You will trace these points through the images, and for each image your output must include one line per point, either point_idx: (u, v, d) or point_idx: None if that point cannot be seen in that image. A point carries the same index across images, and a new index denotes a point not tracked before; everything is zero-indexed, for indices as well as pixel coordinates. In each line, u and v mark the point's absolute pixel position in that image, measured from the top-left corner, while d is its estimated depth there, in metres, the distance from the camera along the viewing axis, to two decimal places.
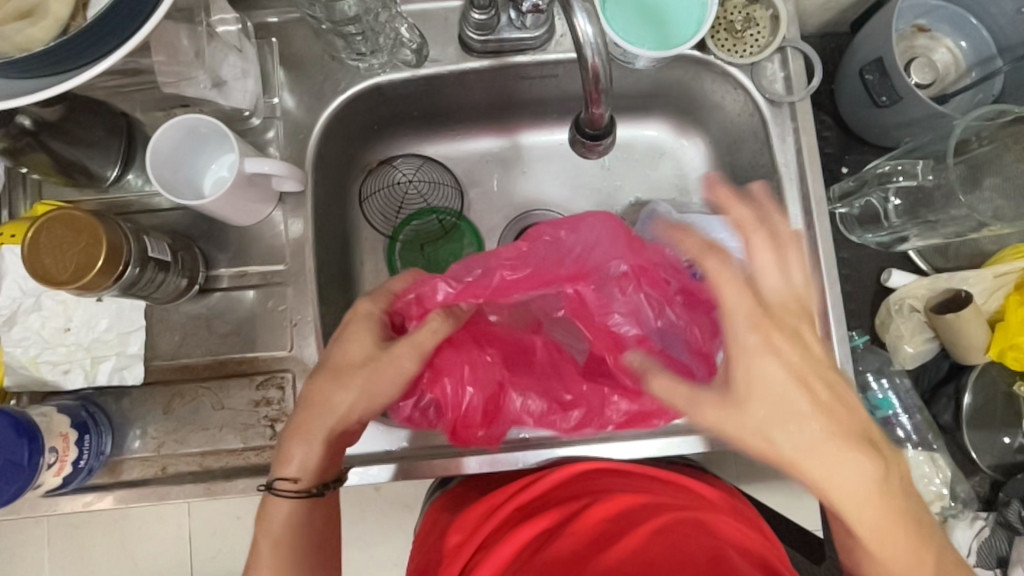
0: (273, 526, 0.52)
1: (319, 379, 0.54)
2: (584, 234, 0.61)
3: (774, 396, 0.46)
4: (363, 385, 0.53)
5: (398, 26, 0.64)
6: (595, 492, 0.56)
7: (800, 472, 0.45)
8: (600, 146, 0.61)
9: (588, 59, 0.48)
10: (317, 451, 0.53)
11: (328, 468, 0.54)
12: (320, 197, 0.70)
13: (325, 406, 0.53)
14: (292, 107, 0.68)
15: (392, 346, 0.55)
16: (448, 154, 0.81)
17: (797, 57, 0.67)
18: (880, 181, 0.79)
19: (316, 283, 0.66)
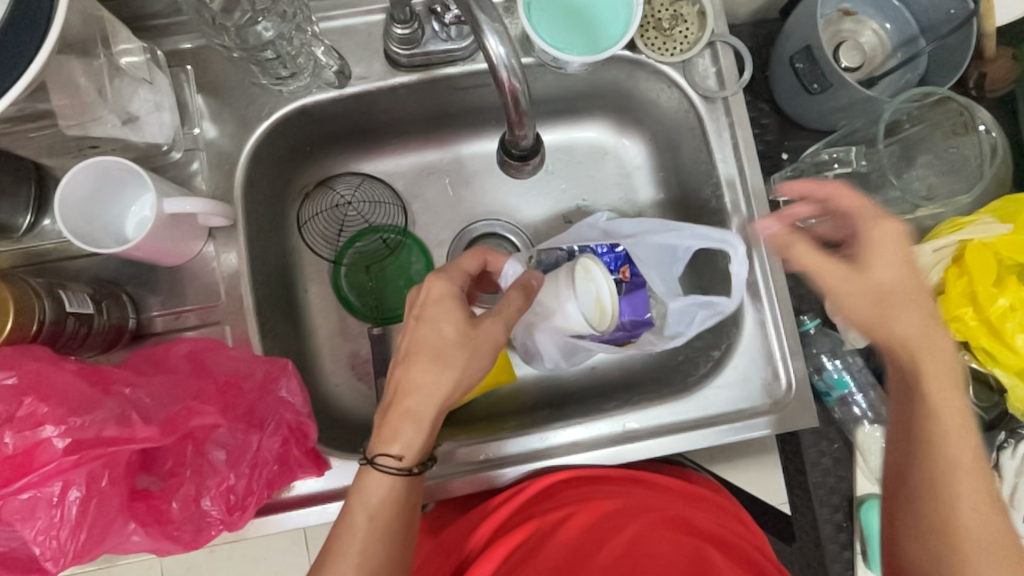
0: (371, 501, 0.52)
1: (412, 360, 0.54)
2: (223, 359, 0.55)
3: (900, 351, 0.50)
4: (460, 366, 0.54)
5: (315, 49, 0.62)
6: (573, 498, 0.59)
7: (931, 435, 0.47)
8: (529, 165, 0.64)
9: (505, 80, 0.47)
10: (426, 434, 0.53)
11: (426, 447, 0.54)
12: (256, 229, 0.67)
13: (427, 388, 0.53)
14: (215, 137, 0.65)
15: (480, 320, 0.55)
16: (387, 170, 0.79)
17: (727, 52, 0.67)
18: (818, 168, 0.79)
19: (256, 318, 0.63)
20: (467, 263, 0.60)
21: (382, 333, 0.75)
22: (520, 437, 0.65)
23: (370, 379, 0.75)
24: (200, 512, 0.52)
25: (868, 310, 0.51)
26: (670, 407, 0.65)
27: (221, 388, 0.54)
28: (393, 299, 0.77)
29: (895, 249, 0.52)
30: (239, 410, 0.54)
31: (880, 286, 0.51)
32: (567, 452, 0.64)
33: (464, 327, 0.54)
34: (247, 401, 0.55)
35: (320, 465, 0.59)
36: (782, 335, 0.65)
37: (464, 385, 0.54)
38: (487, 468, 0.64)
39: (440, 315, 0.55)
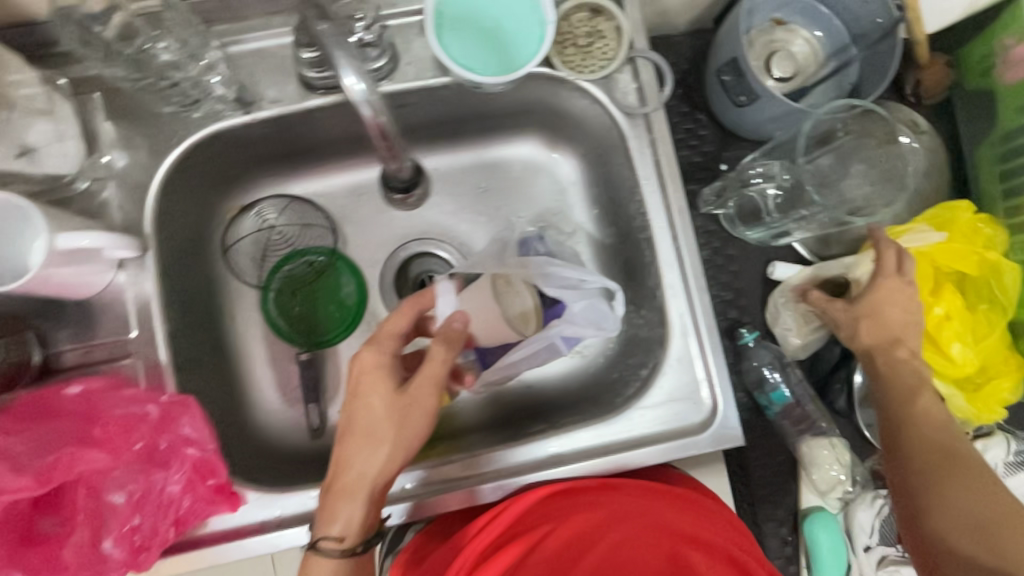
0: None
1: (349, 437, 0.54)
2: (117, 398, 0.54)
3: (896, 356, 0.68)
4: (394, 439, 0.54)
5: (210, 79, 0.62)
6: (549, 517, 0.56)
7: (922, 424, 0.62)
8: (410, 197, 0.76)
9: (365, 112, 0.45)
10: (370, 509, 0.54)
11: (370, 524, 0.55)
12: (170, 259, 0.65)
13: (362, 465, 0.54)
14: (125, 165, 0.63)
15: (410, 386, 0.55)
16: (316, 192, 0.78)
17: (647, 67, 0.66)
18: (742, 182, 0.81)
19: (169, 350, 0.62)
20: (394, 325, 0.57)
21: (311, 359, 0.73)
22: (446, 464, 0.64)
23: (300, 405, 0.74)
24: (97, 554, 0.52)
25: (882, 329, 0.68)
26: (594, 430, 0.64)
27: (112, 427, 0.53)
28: (323, 323, 0.76)
29: (900, 297, 0.68)
30: (135, 449, 0.54)
31: (878, 310, 0.68)
32: (496, 477, 0.64)
33: (394, 398, 0.55)
34: (144, 439, 0.54)
35: (236, 501, 0.56)
36: (707, 355, 0.64)
37: (402, 458, 0.55)
38: (414, 497, 0.63)
39: (370, 388, 0.55)
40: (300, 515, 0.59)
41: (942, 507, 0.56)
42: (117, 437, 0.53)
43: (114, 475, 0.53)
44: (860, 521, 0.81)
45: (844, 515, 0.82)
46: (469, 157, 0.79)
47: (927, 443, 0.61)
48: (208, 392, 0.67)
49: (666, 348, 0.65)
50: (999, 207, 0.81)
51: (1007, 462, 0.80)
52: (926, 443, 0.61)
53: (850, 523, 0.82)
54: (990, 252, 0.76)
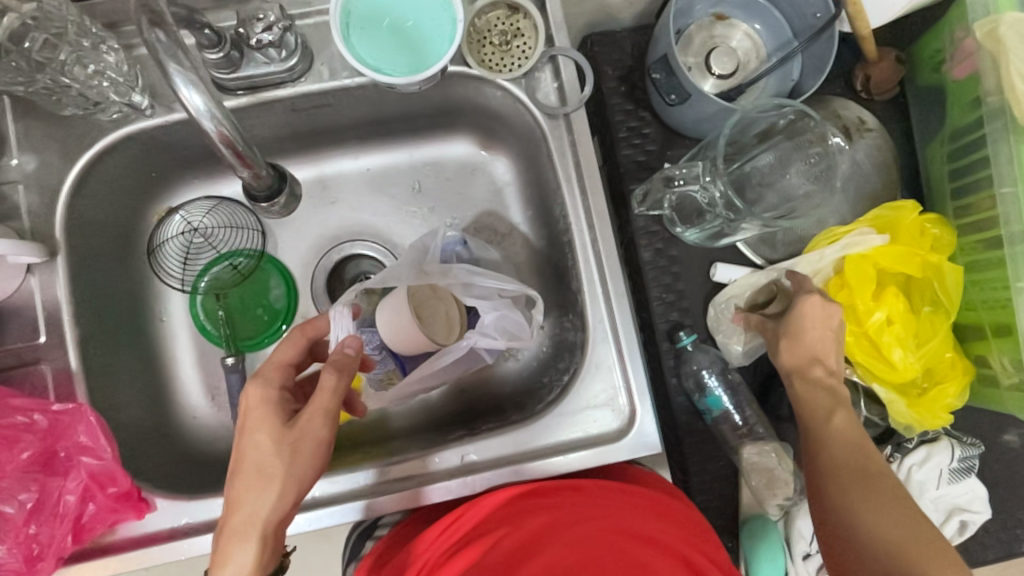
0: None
1: (239, 477, 0.53)
2: (10, 405, 0.53)
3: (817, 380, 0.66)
4: (286, 474, 0.52)
5: (101, 83, 0.60)
6: (507, 523, 0.54)
7: (835, 442, 0.60)
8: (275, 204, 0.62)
9: (211, 128, 0.47)
10: (266, 547, 0.52)
11: (266, 561, 0.53)
12: (82, 264, 0.64)
13: (254, 502, 0.52)
14: (33, 169, 0.62)
15: (297, 419, 0.53)
16: (245, 193, 0.76)
17: (568, 65, 0.64)
18: (668, 182, 0.79)
19: (78, 356, 0.61)
20: (284, 355, 0.58)
21: (237, 363, 0.73)
22: (392, 464, 0.64)
23: (228, 409, 0.73)
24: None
25: (807, 352, 0.67)
26: (510, 438, 0.63)
27: (7, 435, 0.53)
28: (249, 326, 0.75)
29: (820, 315, 0.67)
30: (34, 457, 0.54)
31: (798, 333, 0.67)
32: (439, 480, 0.63)
33: (281, 433, 0.53)
34: (40, 447, 0.54)
35: (142, 508, 0.56)
36: (626, 361, 0.62)
37: (300, 490, 0.53)
38: (363, 496, 0.63)
39: (258, 423, 0.54)
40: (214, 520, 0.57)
41: (848, 520, 0.53)
42: (13, 445, 0.54)
43: (10, 484, 0.53)
44: (800, 529, 0.79)
45: (783, 521, 0.80)
46: (402, 158, 0.78)
47: (839, 460, 0.58)
48: (125, 396, 0.67)
49: (586, 355, 0.63)
50: (949, 207, 0.79)
51: (952, 468, 0.78)
52: (832, 462, 0.59)
53: (789, 531, 0.80)
54: (933, 255, 0.74)
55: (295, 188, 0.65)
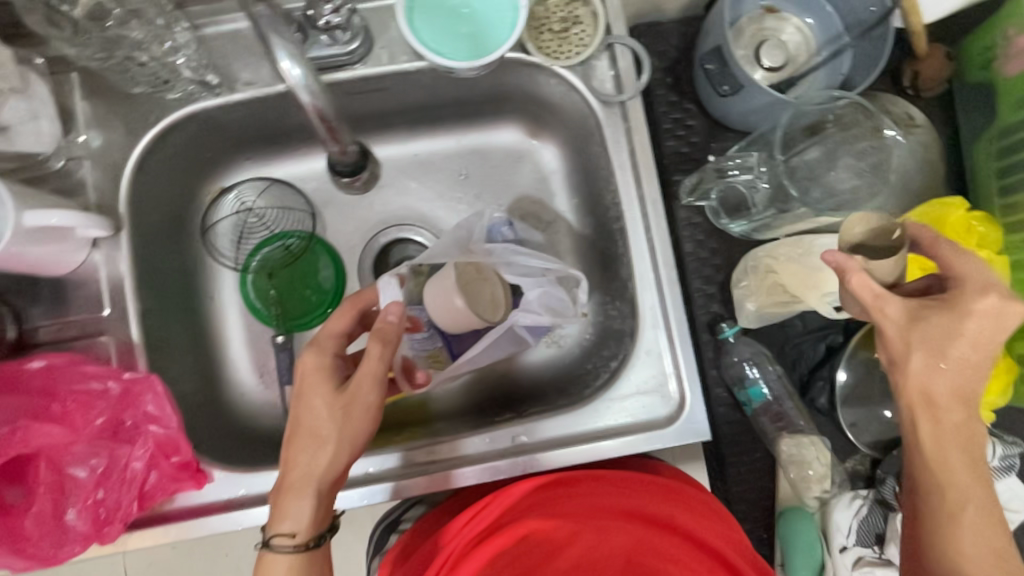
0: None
1: (294, 440, 0.55)
2: (80, 374, 0.55)
3: (960, 401, 0.49)
4: (336, 438, 0.54)
5: (174, 60, 0.61)
6: (533, 511, 0.56)
7: (955, 490, 0.50)
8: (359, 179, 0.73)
9: (304, 97, 0.48)
10: (320, 505, 0.54)
11: (322, 518, 0.55)
12: (144, 239, 0.66)
13: (311, 462, 0.54)
14: (100, 145, 0.64)
15: (347, 385, 0.55)
16: (297, 175, 0.78)
17: (625, 54, 0.65)
18: (720, 172, 0.79)
19: (141, 329, 0.63)
20: (336, 326, 0.59)
21: (287, 342, 0.74)
22: (415, 448, 0.65)
23: (277, 387, 0.74)
24: (60, 525, 0.53)
25: (918, 370, 0.49)
26: (561, 421, 0.64)
27: (75, 403, 0.55)
28: (298, 306, 0.76)
29: (989, 325, 0.48)
30: (101, 425, 0.55)
31: (922, 332, 0.49)
32: (468, 464, 0.64)
33: (333, 397, 0.55)
34: (108, 416, 0.55)
35: (201, 479, 0.56)
36: (676, 347, 0.63)
37: (354, 451, 0.56)
38: (394, 478, 0.64)
39: (313, 388, 0.56)
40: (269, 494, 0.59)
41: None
42: (81, 413, 0.55)
43: (80, 450, 0.55)
44: (837, 521, 0.79)
45: (820, 514, 0.80)
46: (450, 144, 0.79)
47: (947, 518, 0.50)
48: (182, 371, 0.68)
49: (636, 341, 0.64)
50: (995, 205, 0.79)
51: (992, 466, 0.78)
52: (946, 496, 0.50)
53: (825, 523, 0.80)
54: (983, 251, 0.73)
55: (372, 172, 0.75)
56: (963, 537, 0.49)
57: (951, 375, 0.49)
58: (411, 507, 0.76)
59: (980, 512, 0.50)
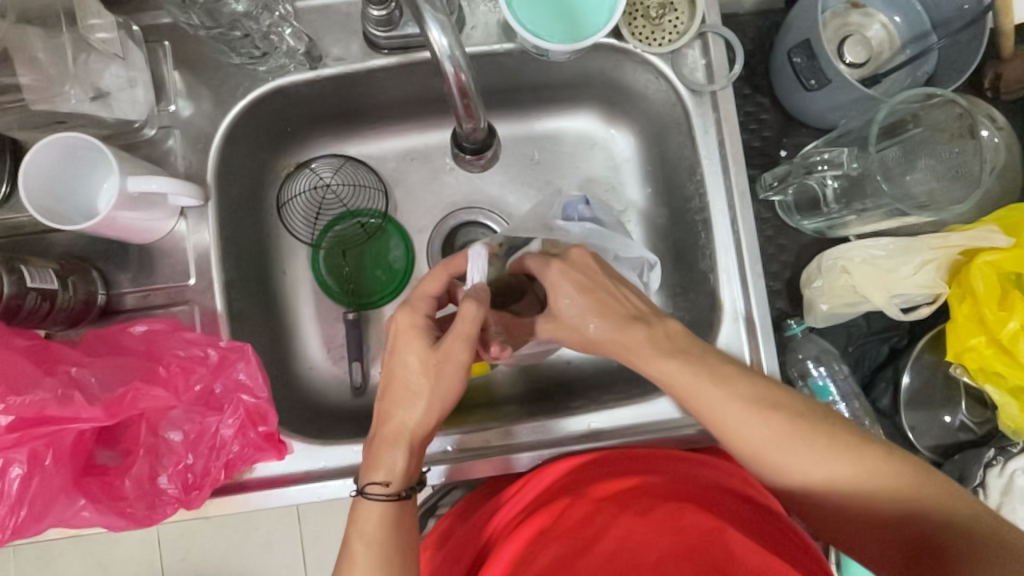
0: (367, 529, 0.53)
1: (390, 394, 0.56)
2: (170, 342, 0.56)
3: (692, 390, 0.53)
4: (431, 392, 0.56)
5: (282, 30, 0.62)
6: (567, 493, 0.56)
7: (729, 429, 0.51)
8: (484, 158, 0.65)
9: (449, 71, 0.47)
10: (411, 457, 0.55)
11: (413, 471, 0.55)
12: (228, 209, 0.66)
13: (403, 417, 0.55)
14: (190, 115, 0.64)
15: (441, 342, 0.56)
16: (371, 153, 0.78)
17: (718, 42, 0.64)
18: (808, 169, 0.77)
19: (225, 298, 0.63)
20: (431, 288, 0.59)
21: (357, 319, 0.74)
22: (472, 432, 0.65)
23: (345, 363, 0.75)
24: (150, 490, 0.54)
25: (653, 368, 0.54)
26: (635, 408, 0.65)
27: (168, 371, 0.55)
28: (369, 284, 0.77)
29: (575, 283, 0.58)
30: (191, 393, 0.56)
31: (658, 354, 0.54)
32: (526, 450, 0.64)
33: (427, 354, 0.56)
34: (199, 385, 0.56)
35: (283, 450, 0.58)
36: (756, 341, 0.62)
37: (445, 409, 0.56)
38: (451, 461, 0.64)
39: (407, 346, 0.57)
40: (344, 469, 0.59)
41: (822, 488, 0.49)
42: (171, 381, 0.55)
43: (171, 417, 0.55)
44: None
45: None
46: (522, 128, 0.79)
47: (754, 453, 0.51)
48: (257, 342, 0.69)
49: (715, 332, 0.64)
50: None
51: None
52: (769, 463, 0.50)
53: None
54: None
55: (496, 151, 0.67)
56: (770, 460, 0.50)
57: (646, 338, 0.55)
58: (446, 494, 0.79)
59: (863, 446, 0.48)
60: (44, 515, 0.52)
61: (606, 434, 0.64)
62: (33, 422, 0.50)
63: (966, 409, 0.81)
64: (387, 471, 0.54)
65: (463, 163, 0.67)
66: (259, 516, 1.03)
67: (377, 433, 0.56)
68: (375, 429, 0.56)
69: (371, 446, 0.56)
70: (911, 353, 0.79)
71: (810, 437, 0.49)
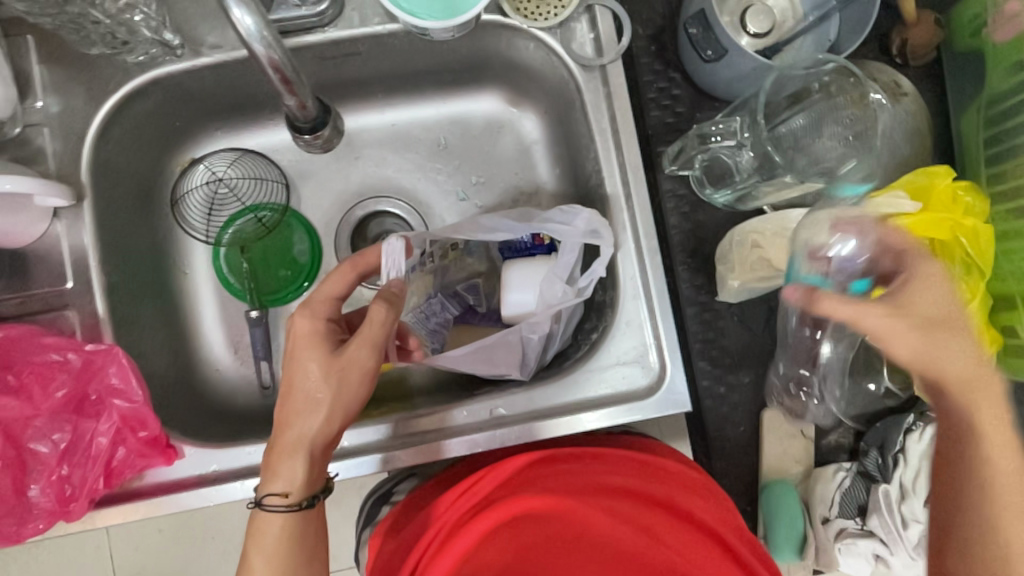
0: (266, 541, 0.53)
1: (288, 404, 0.54)
2: (35, 351, 0.53)
3: (977, 384, 0.59)
4: (332, 400, 0.54)
5: (132, 17, 0.58)
6: (523, 492, 0.57)
7: (984, 422, 0.58)
8: (324, 136, 0.59)
9: (259, 52, 0.45)
10: (314, 466, 0.54)
11: (315, 481, 0.54)
12: (109, 211, 0.64)
13: (301, 427, 0.53)
14: (58, 112, 0.61)
15: (346, 349, 0.54)
16: (270, 146, 0.75)
17: (605, 15, 0.63)
18: (704, 141, 0.76)
19: (107, 303, 0.61)
20: (333, 289, 0.57)
21: (261, 317, 0.72)
22: (398, 419, 0.64)
23: (254, 363, 0.73)
24: (21, 500, 0.52)
25: (962, 372, 0.59)
26: (543, 392, 0.63)
27: (33, 378, 0.53)
28: (274, 280, 0.75)
29: (961, 346, 0.60)
30: (61, 398, 0.54)
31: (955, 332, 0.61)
32: (456, 435, 0.63)
33: (329, 362, 0.54)
34: (70, 392, 0.54)
35: (170, 455, 0.55)
36: (656, 318, 0.62)
37: (350, 414, 0.55)
38: (384, 449, 0.63)
39: (307, 352, 0.54)
40: (242, 470, 0.57)
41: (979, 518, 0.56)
42: (37, 388, 0.53)
43: (40, 427, 0.53)
44: (820, 494, 0.82)
45: (804, 488, 0.82)
46: (426, 114, 0.77)
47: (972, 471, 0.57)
48: (153, 344, 0.66)
49: (617, 311, 0.63)
50: (982, 174, 0.78)
51: None
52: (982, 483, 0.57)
53: (809, 496, 0.82)
54: (967, 219, 0.72)
55: (341, 129, 0.61)
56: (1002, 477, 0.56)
57: (964, 355, 0.60)
58: (404, 481, 0.74)
59: None
60: None
61: (520, 418, 0.63)
62: None
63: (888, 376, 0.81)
64: (289, 482, 0.52)
65: (303, 144, 0.61)
66: (201, 527, 1.01)
67: (280, 438, 0.53)
68: (275, 431, 0.54)
69: (274, 451, 0.53)
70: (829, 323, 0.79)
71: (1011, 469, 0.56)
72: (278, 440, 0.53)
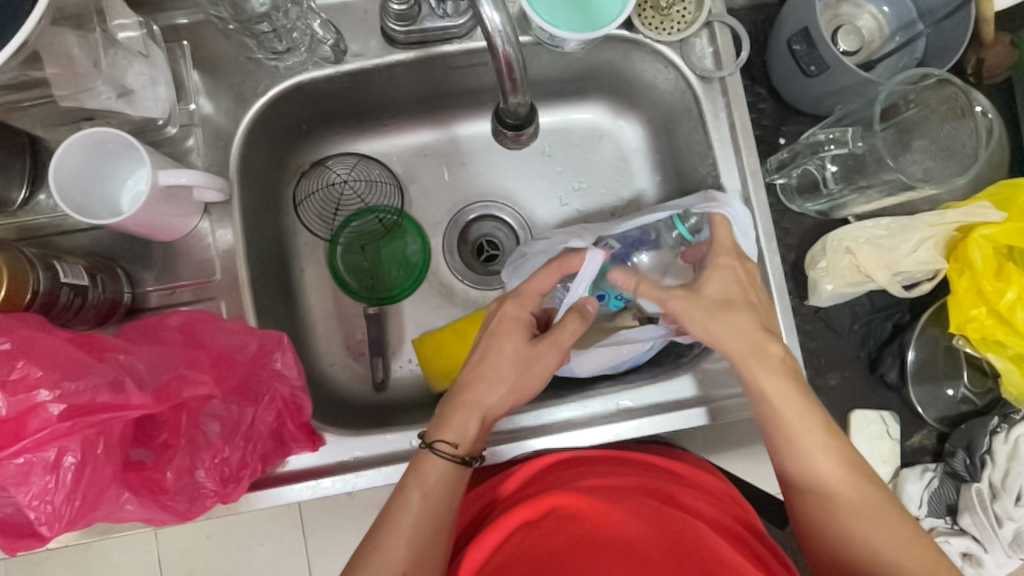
0: (427, 480, 0.54)
1: (475, 372, 0.59)
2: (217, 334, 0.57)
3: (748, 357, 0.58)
4: (513, 379, 0.59)
5: (311, 22, 0.62)
6: (552, 486, 0.56)
7: (786, 419, 0.56)
8: (524, 135, 0.68)
9: (499, 47, 0.50)
10: (480, 427, 0.58)
11: (478, 443, 0.58)
12: (249, 207, 0.66)
13: (482, 395, 0.58)
14: (211, 113, 0.65)
15: (540, 341, 0.60)
16: (383, 151, 0.79)
17: (724, 31, 0.67)
18: (814, 150, 0.81)
19: (251, 295, 0.63)
20: (540, 285, 0.62)
21: (377, 314, 0.75)
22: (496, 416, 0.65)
23: (365, 359, 0.75)
24: (192, 482, 0.54)
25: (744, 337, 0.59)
26: (661, 387, 0.65)
27: (215, 360, 0.56)
28: (387, 280, 0.78)
29: (739, 324, 0.59)
30: (236, 382, 0.57)
31: (721, 312, 0.60)
32: (529, 437, 0.64)
33: (524, 348, 0.60)
34: (240, 376, 0.57)
35: (316, 442, 0.59)
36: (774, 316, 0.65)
37: (524, 397, 0.60)
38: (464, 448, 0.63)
39: (506, 333, 0.60)
40: (376, 457, 0.60)
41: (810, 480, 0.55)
42: (219, 369, 0.56)
43: (215, 409, 0.55)
44: (910, 493, 0.82)
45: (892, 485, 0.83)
46: None
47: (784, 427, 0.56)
48: None
49: None
50: None
51: None
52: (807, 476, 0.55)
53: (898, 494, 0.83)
54: None
55: (535, 129, 0.70)
56: (805, 447, 0.55)
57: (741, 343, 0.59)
58: None
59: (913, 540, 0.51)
60: (94, 505, 0.50)
61: (613, 415, 0.64)
62: (91, 404, 0.48)
63: (969, 380, 0.84)
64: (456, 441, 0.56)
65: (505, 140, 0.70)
66: (268, 528, 1.01)
67: (462, 397, 0.58)
68: (457, 393, 0.59)
69: (452, 404, 0.59)
70: (917, 327, 0.81)
71: (883, 513, 0.52)
72: (460, 398, 0.58)
